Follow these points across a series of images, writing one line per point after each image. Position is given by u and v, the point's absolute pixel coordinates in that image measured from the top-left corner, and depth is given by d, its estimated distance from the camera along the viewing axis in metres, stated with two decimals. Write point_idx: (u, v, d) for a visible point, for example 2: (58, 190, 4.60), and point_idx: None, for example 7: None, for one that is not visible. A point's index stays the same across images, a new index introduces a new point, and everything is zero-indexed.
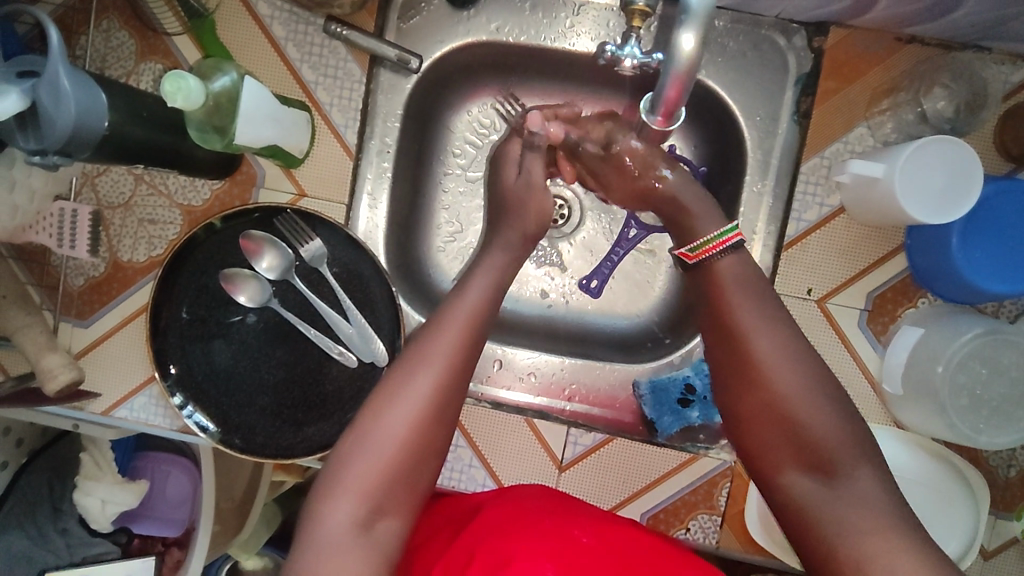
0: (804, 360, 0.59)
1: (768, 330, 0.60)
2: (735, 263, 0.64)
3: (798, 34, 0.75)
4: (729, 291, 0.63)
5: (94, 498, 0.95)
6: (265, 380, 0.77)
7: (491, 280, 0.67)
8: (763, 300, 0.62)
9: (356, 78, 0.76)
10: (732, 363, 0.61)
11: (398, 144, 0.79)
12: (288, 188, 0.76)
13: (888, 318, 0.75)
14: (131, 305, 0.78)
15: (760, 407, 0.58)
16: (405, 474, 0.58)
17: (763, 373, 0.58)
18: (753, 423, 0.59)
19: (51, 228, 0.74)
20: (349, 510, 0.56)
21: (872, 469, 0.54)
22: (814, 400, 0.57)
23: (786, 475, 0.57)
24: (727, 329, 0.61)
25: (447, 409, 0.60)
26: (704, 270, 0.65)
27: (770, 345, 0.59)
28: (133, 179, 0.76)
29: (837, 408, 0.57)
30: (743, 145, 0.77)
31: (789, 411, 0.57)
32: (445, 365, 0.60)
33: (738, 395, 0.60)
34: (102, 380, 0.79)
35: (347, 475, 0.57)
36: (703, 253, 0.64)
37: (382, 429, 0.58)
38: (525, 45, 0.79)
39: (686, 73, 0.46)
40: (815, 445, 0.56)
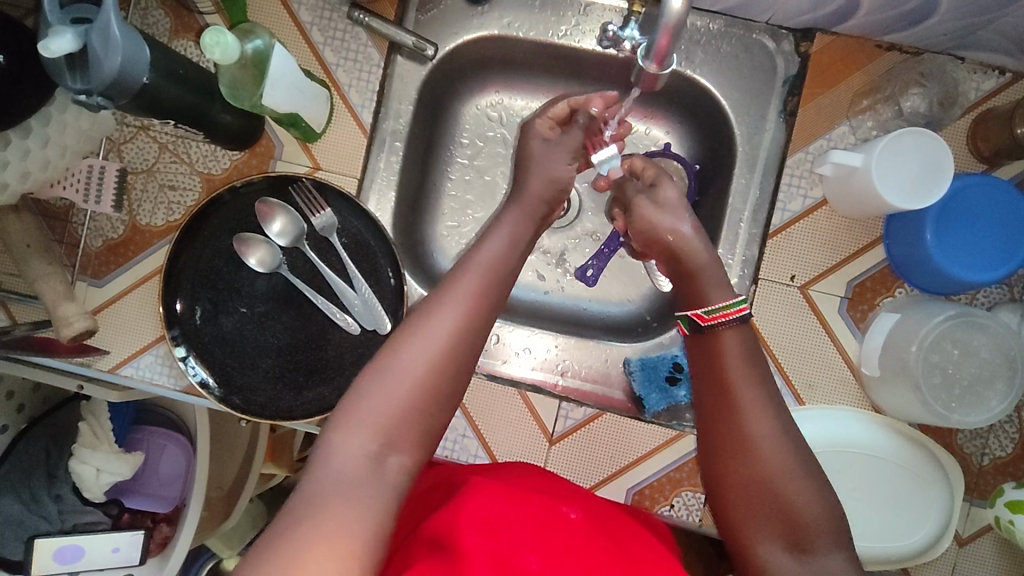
0: (795, 441, 0.62)
1: (762, 406, 0.63)
2: (737, 338, 0.67)
3: (786, 39, 0.81)
4: (731, 366, 0.66)
5: (89, 466, 0.97)
6: (269, 344, 0.80)
7: (510, 239, 0.72)
8: (758, 374, 0.65)
9: (374, 62, 0.81)
10: (725, 437, 0.63)
11: (410, 126, 0.84)
12: (304, 161, 0.81)
13: (867, 306, 0.79)
14: (146, 267, 0.81)
15: (747, 484, 0.61)
16: (419, 417, 0.60)
17: (756, 451, 0.61)
18: (737, 501, 0.61)
19: (79, 184, 0.80)
20: (364, 442, 0.57)
21: (843, 554, 0.58)
22: (801, 480, 0.60)
23: (765, 548, 0.59)
24: (724, 405, 0.64)
25: (460, 354, 0.63)
26: (709, 336, 0.68)
27: (762, 425, 0.62)
28: (157, 147, 0.81)
29: (820, 491, 0.60)
30: (733, 141, 0.83)
31: (772, 485, 0.60)
32: (461, 311, 0.64)
33: (722, 462, 0.63)
34: (113, 338, 0.81)
35: (364, 410, 0.59)
36: (717, 319, 0.67)
37: (403, 364, 0.60)
38: (534, 40, 0.84)
39: (675, 25, 0.50)
40: (796, 524, 0.58)
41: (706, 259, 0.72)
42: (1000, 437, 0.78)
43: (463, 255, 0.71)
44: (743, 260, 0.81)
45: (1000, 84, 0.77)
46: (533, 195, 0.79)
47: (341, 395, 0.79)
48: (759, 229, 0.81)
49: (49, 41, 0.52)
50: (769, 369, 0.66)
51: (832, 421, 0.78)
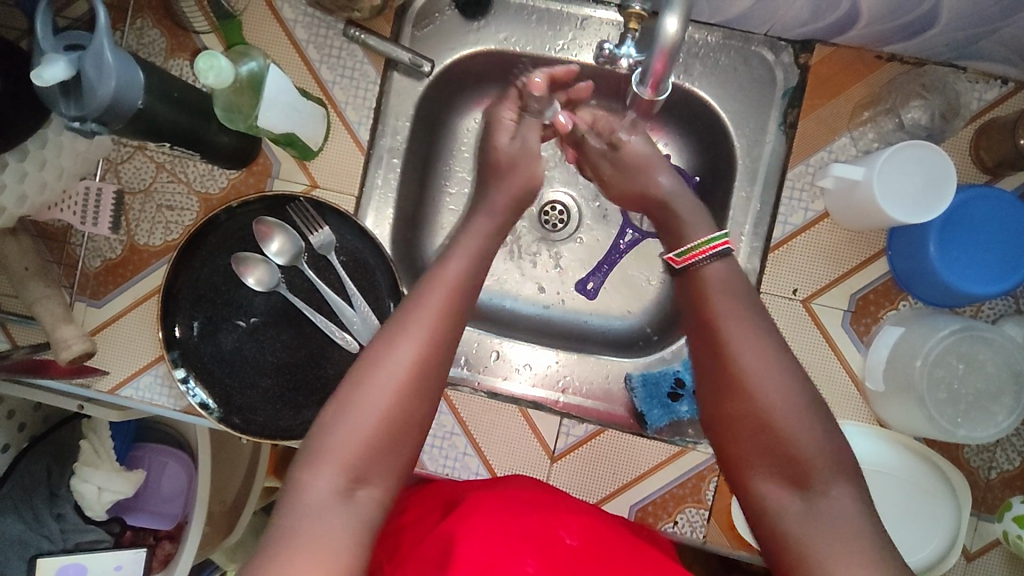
0: (791, 371, 0.62)
1: (752, 338, 0.63)
2: (723, 268, 0.68)
3: (785, 51, 0.80)
4: (720, 299, 0.66)
5: (91, 485, 0.97)
6: (268, 363, 0.79)
7: (471, 256, 0.71)
8: (747, 305, 0.65)
9: (371, 79, 0.81)
10: (716, 368, 0.64)
11: (408, 142, 0.84)
12: (301, 179, 0.81)
13: (870, 319, 0.78)
14: (145, 287, 0.81)
15: (741, 416, 0.62)
16: (388, 448, 0.60)
17: (747, 382, 0.61)
18: (734, 431, 0.62)
19: (77, 206, 0.79)
20: (331, 478, 0.57)
21: (848, 486, 0.57)
22: (799, 412, 0.60)
23: (763, 480, 0.60)
24: (715, 340, 0.64)
25: (425, 380, 0.62)
26: (691, 275, 0.69)
27: (755, 357, 0.62)
28: (154, 167, 0.81)
29: (821, 423, 0.60)
30: (732, 153, 0.82)
31: (768, 420, 0.60)
32: (424, 335, 0.63)
33: (719, 400, 0.63)
34: (112, 359, 0.81)
35: (330, 444, 0.58)
36: (689, 259, 0.69)
37: (366, 398, 0.60)
38: (531, 55, 0.84)
39: (670, 50, 0.48)
40: (797, 457, 0.59)
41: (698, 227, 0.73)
42: (1007, 451, 0.78)
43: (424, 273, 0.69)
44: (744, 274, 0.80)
45: (1003, 93, 0.76)
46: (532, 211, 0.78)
47: None
48: (761, 242, 0.80)
49: (43, 69, 0.52)
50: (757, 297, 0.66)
51: None
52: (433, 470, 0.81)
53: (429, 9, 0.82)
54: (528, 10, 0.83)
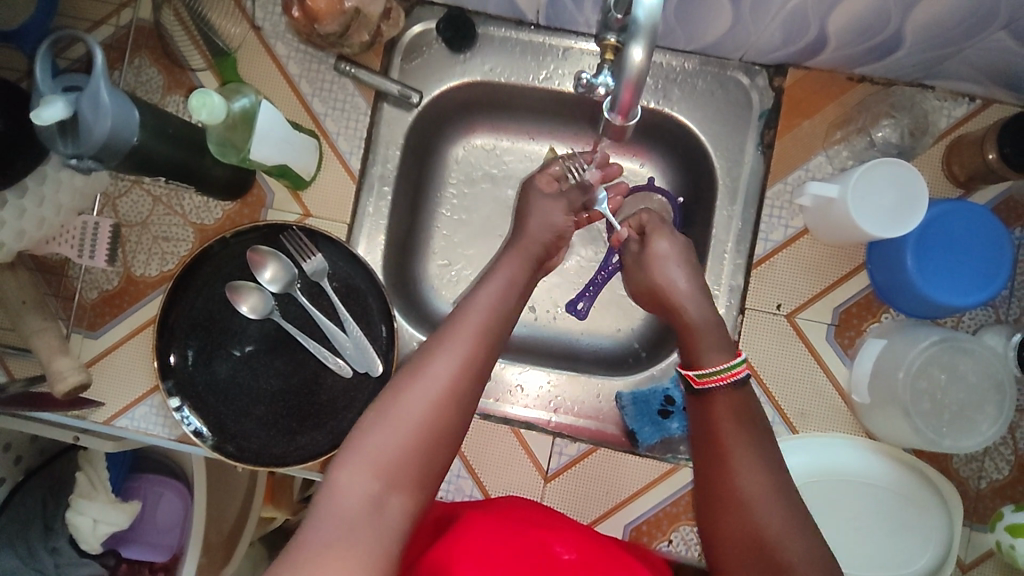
0: (792, 500, 0.59)
1: (755, 464, 0.60)
2: (735, 396, 0.64)
3: (760, 75, 0.83)
4: (726, 426, 0.63)
5: (86, 518, 0.96)
6: (262, 390, 0.80)
7: (505, 282, 0.72)
8: (754, 429, 0.63)
9: (361, 110, 0.84)
10: (719, 493, 0.60)
11: (398, 170, 0.86)
12: (294, 208, 0.83)
13: (855, 332, 0.79)
14: (141, 317, 0.82)
15: (744, 543, 0.58)
16: (420, 462, 0.59)
17: (750, 511, 0.58)
18: (735, 558, 0.58)
19: (75, 239, 0.81)
20: (364, 485, 0.57)
21: None
22: (801, 541, 0.56)
23: None
24: (721, 466, 0.61)
25: (461, 396, 0.63)
26: (703, 399, 0.65)
27: (758, 484, 0.59)
28: (151, 200, 0.83)
29: (824, 556, 0.56)
30: (713, 173, 0.84)
31: (771, 548, 0.56)
32: (463, 353, 0.64)
33: (722, 523, 0.60)
34: (108, 389, 0.82)
35: (365, 452, 0.59)
36: (710, 381, 0.64)
37: (403, 407, 0.61)
38: (516, 84, 0.87)
39: (635, 80, 0.49)
40: None
41: (706, 337, 0.69)
42: (995, 460, 0.78)
43: (461, 297, 0.71)
44: (728, 291, 0.81)
45: (971, 110, 0.79)
46: (526, 230, 0.79)
47: (335, 440, 0.80)
48: (743, 258, 0.82)
49: (42, 110, 0.54)
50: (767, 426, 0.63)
51: (823, 450, 0.78)
52: None
53: (417, 43, 0.85)
54: (512, 42, 0.86)
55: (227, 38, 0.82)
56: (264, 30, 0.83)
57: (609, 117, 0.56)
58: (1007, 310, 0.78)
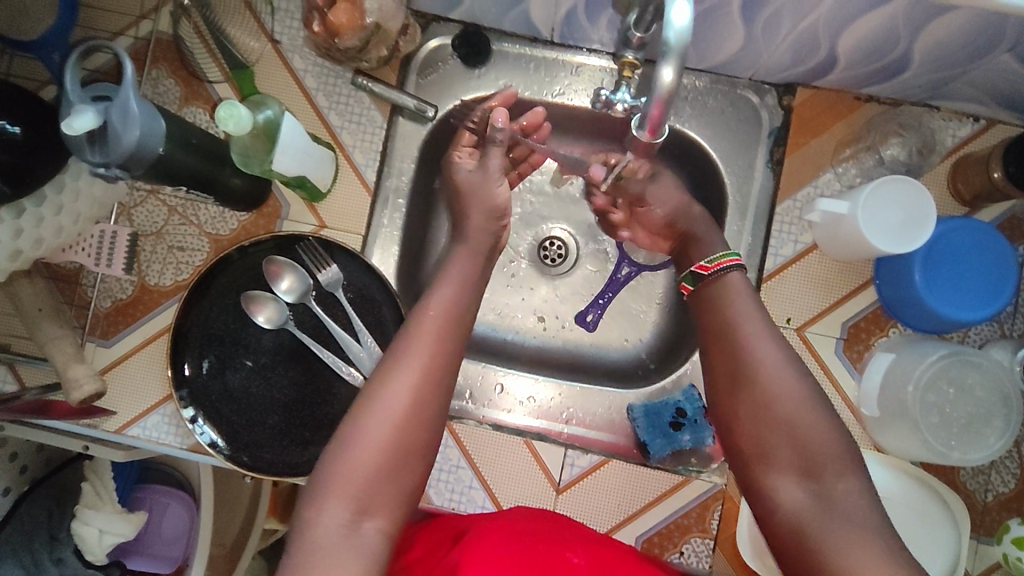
0: (796, 366, 0.65)
1: (764, 334, 0.66)
2: (737, 278, 0.71)
3: (769, 93, 0.84)
4: (737, 304, 0.69)
5: (93, 527, 0.96)
6: (275, 401, 0.81)
7: (458, 283, 0.71)
8: (757, 305, 0.69)
9: (377, 124, 0.85)
10: (729, 369, 0.66)
11: (412, 183, 0.87)
12: (309, 220, 0.83)
13: (863, 347, 0.81)
14: (154, 327, 0.82)
15: (756, 414, 0.63)
16: (389, 480, 0.61)
17: (759, 380, 0.64)
18: (747, 431, 0.64)
19: (91, 249, 0.81)
20: (337, 512, 0.59)
21: (857, 479, 0.59)
22: (809, 406, 0.62)
23: (774, 477, 0.61)
24: (730, 340, 0.67)
25: (423, 408, 0.63)
26: (708, 281, 0.72)
27: (767, 354, 0.65)
28: (166, 210, 0.83)
29: (829, 419, 0.62)
30: (722, 189, 0.86)
31: (778, 411, 0.62)
32: (422, 366, 0.64)
33: (732, 397, 0.65)
34: (120, 399, 0.82)
35: (333, 479, 0.60)
36: (718, 266, 0.71)
37: (366, 430, 0.61)
38: (529, 99, 0.88)
39: (666, 98, 0.51)
40: (806, 450, 0.60)
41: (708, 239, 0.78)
42: (1002, 473, 0.79)
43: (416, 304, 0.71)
44: None
45: (975, 130, 0.81)
46: (468, 223, 0.78)
47: None
48: (753, 273, 0.83)
49: (72, 120, 0.55)
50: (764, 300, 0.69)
51: None
52: (441, 504, 0.81)
53: (432, 58, 0.87)
54: (526, 58, 0.87)
55: (246, 52, 0.83)
56: (281, 43, 0.84)
57: (636, 132, 0.57)
58: (1012, 325, 0.79)
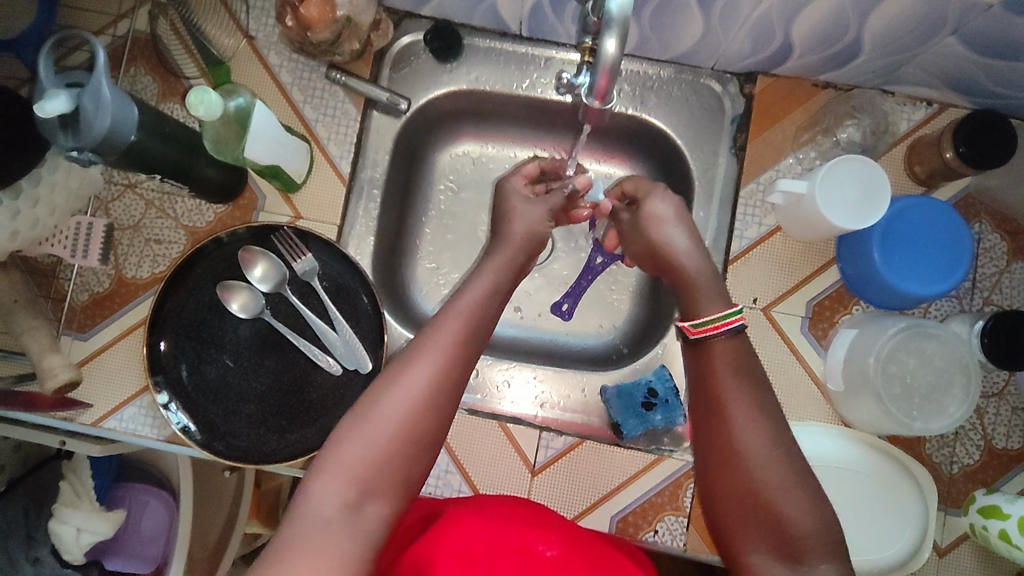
0: (788, 451, 0.62)
1: (755, 417, 0.63)
2: (731, 349, 0.67)
3: (732, 82, 0.87)
4: (729, 380, 0.65)
5: (70, 526, 0.96)
6: (251, 390, 0.81)
7: (488, 288, 0.71)
8: (754, 383, 0.65)
9: (352, 117, 0.87)
10: (718, 448, 0.64)
11: (387, 175, 0.89)
12: (286, 210, 0.85)
13: (827, 324, 0.83)
14: (130, 319, 0.83)
15: (735, 493, 0.62)
16: (396, 466, 0.60)
17: (746, 462, 0.61)
18: (731, 511, 0.62)
19: (67, 241, 0.82)
20: (339, 490, 0.58)
21: (837, 564, 0.58)
22: (796, 493, 0.60)
23: (755, 555, 0.60)
24: (720, 420, 0.64)
25: (439, 400, 0.63)
26: (703, 352, 0.67)
27: (752, 436, 0.62)
28: (144, 203, 0.85)
29: (818, 505, 0.60)
30: (689, 175, 0.88)
31: (766, 499, 0.60)
32: (441, 357, 0.64)
33: (719, 476, 0.63)
34: (97, 391, 0.82)
35: (341, 458, 0.59)
36: (706, 330, 0.67)
37: (379, 413, 0.61)
38: (501, 91, 0.91)
39: (612, 69, 0.53)
40: (789, 535, 0.59)
41: (706, 289, 0.72)
42: (966, 445, 0.81)
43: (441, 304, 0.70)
44: None
45: (929, 113, 0.84)
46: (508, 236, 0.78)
47: (323, 437, 0.80)
48: (721, 256, 0.85)
49: (44, 104, 0.57)
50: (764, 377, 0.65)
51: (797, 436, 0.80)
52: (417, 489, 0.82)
53: (406, 52, 0.89)
54: (497, 51, 0.90)
55: (221, 48, 0.85)
56: (257, 40, 0.86)
57: (586, 101, 0.60)
58: (970, 300, 0.82)
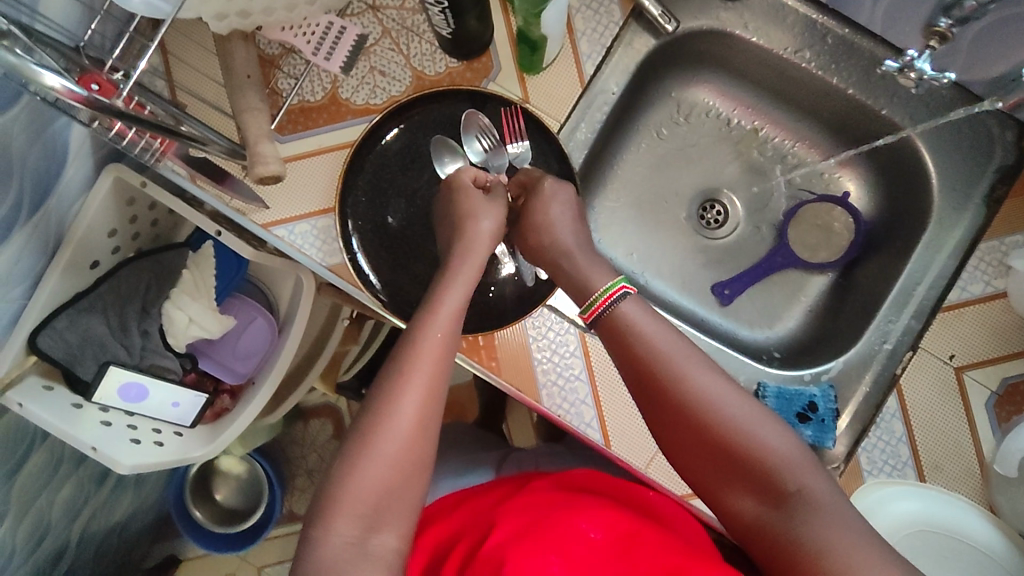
0: (730, 387, 0.62)
1: (692, 368, 0.63)
2: (634, 306, 0.69)
3: (1012, 129, 0.81)
4: (654, 340, 0.65)
5: (184, 314, 0.99)
6: (426, 252, 0.80)
7: (466, 291, 0.70)
8: (677, 342, 0.65)
9: (614, 19, 0.82)
10: (666, 413, 0.63)
11: (621, 93, 0.85)
12: (517, 89, 0.81)
13: (1014, 408, 0.77)
14: (336, 140, 0.80)
15: (705, 449, 0.61)
16: (393, 494, 0.60)
17: (700, 415, 0.61)
18: (704, 470, 0.62)
19: (311, 36, 0.78)
20: (344, 531, 0.58)
21: (821, 481, 0.58)
22: (754, 423, 0.60)
23: (739, 499, 0.61)
24: (658, 385, 0.63)
25: (425, 419, 0.62)
26: (609, 319, 0.68)
27: (701, 383, 0.62)
28: (380, 29, 0.81)
29: (779, 429, 0.61)
30: (927, 208, 0.84)
31: (731, 440, 0.60)
32: (419, 376, 0.62)
33: (676, 440, 0.63)
34: (277, 196, 0.79)
35: (341, 499, 0.59)
36: (599, 310, 0.69)
37: (370, 445, 0.60)
38: (764, 48, 0.86)
39: None
40: (763, 473, 0.59)
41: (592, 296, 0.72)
42: None
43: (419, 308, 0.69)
44: (905, 323, 0.81)
45: None
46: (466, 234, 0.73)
47: (479, 322, 0.80)
48: (932, 300, 0.81)
49: None
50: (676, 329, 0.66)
51: (949, 507, 0.76)
52: (549, 407, 0.79)
53: None
54: (782, 7, 0.84)
55: None
56: None
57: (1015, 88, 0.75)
58: None
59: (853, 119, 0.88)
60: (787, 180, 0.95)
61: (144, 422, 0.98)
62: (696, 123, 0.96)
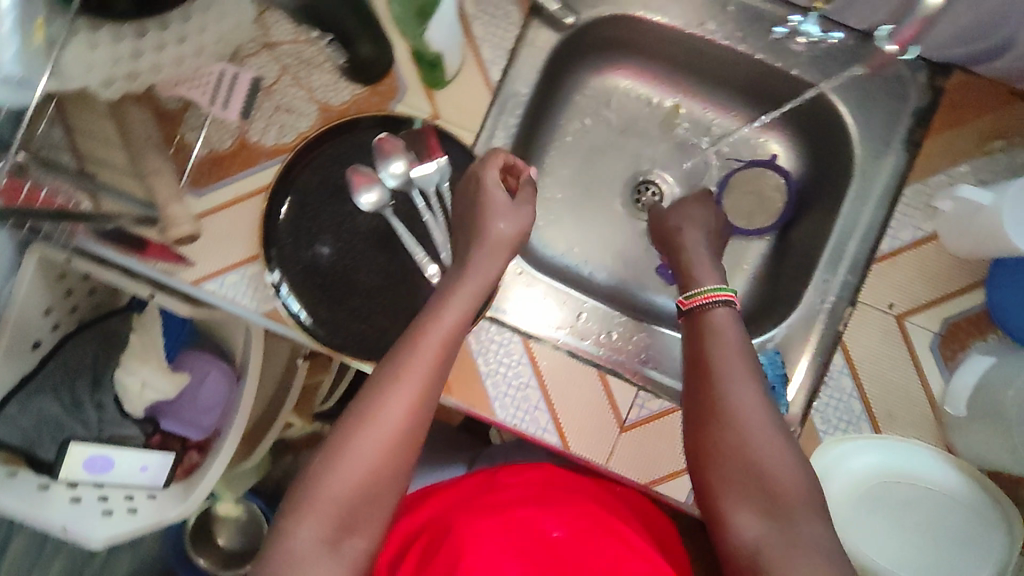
0: (775, 418, 0.64)
1: (745, 382, 0.65)
2: (726, 317, 0.71)
3: (922, 70, 0.82)
4: (722, 346, 0.68)
5: (136, 379, 0.97)
6: (359, 284, 0.79)
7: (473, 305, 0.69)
8: (745, 359, 0.67)
9: (513, 21, 0.82)
10: (703, 410, 0.66)
11: (531, 93, 0.84)
12: (425, 106, 0.80)
13: (959, 346, 0.78)
14: (251, 185, 0.79)
15: (727, 455, 0.63)
16: (367, 500, 0.61)
17: (732, 420, 0.64)
18: (714, 476, 0.64)
19: (206, 87, 0.78)
20: (312, 531, 0.59)
21: (824, 524, 0.59)
22: (783, 451, 0.62)
23: (739, 515, 0.62)
24: (706, 384, 0.66)
25: (413, 433, 0.64)
26: (697, 316, 0.72)
27: (745, 399, 0.64)
28: (278, 67, 0.80)
29: (802, 466, 0.62)
30: (851, 160, 0.83)
31: (754, 457, 0.62)
32: (414, 390, 0.63)
33: (701, 437, 0.66)
34: (201, 251, 0.78)
35: (317, 498, 0.60)
36: (699, 301, 0.73)
37: (356, 446, 0.62)
38: (667, 25, 0.85)
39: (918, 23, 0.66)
40: (775, 496, 0.60)
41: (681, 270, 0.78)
42: None
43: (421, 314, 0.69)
44: (842, 280, 0.81)
45: None
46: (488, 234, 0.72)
47: None
48: (865, 253, 0.81)
49: None
50: (752, 347, 0.68)
51: (890, 453, 0.77)
52: (504, 418, 0.79)
53: None
54: None
55: None
56: None
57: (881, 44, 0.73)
58: None
59: (766, 83, 0.88)
60: (715, 150, 0.96)
61: (115, 491, 0.97)
62: (616, 108, 0.96)
